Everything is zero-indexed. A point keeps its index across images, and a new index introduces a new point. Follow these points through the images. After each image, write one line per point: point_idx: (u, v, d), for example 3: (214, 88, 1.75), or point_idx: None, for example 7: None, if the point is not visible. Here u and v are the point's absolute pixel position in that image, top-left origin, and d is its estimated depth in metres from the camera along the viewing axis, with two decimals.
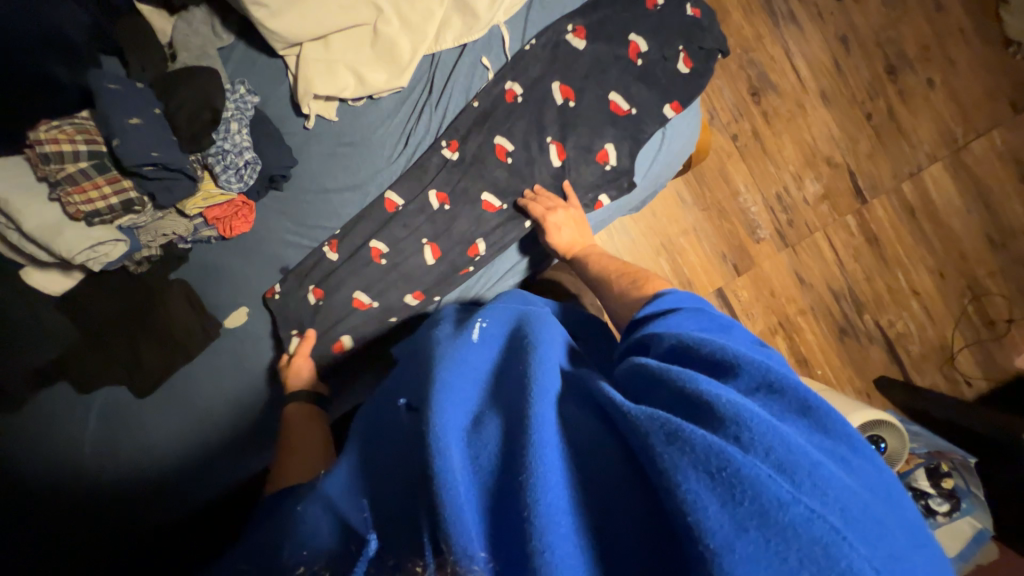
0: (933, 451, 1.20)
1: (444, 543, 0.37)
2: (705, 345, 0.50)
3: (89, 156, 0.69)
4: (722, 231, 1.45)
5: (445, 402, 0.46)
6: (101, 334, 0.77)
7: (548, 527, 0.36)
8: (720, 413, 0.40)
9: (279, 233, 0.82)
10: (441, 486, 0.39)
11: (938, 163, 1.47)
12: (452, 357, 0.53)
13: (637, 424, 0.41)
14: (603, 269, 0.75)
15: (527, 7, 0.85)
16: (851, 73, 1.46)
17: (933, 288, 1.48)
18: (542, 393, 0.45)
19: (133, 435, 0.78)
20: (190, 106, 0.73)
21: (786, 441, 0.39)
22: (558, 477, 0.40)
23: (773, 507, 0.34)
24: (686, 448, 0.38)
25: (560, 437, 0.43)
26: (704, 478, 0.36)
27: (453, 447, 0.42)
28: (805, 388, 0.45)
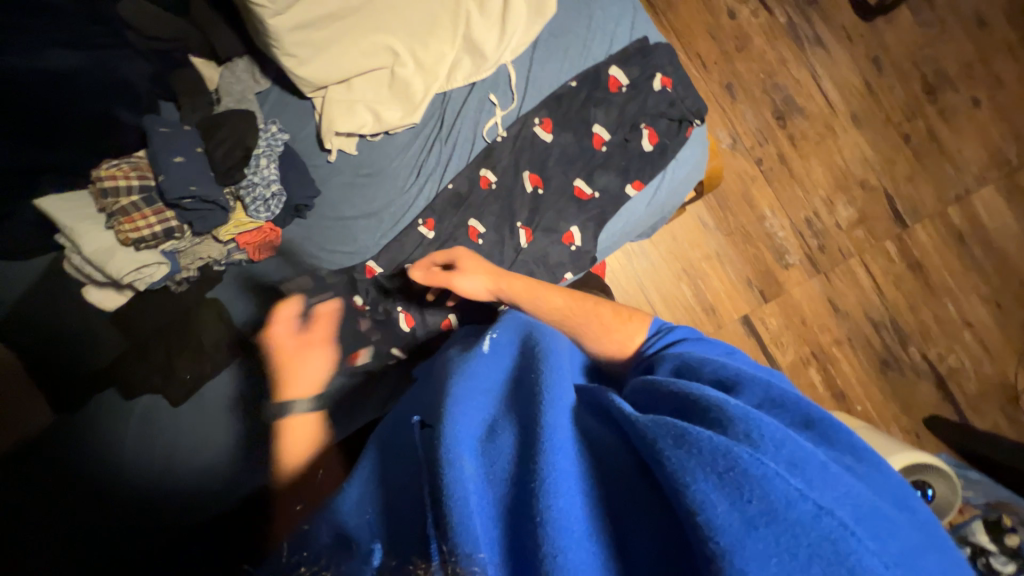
0: (992, 503, 1.08)
1: (450, 544, 0.36)
2: (706, 367, 0.54)
3: (139, 189, 0.80)
4: (747, 256, 1.41)
5: (460, 414, 0.46)
6: (144, 345, 0.85)
7: (565, 534, 0.37)
8: (728, 415, 0.40)
9: (301, 255, 0.89)
10: (454, 495, 0.39)
11: (988, 186, 1.37)
12: (466, 370, 0.55)
13: (645, 430, 0.41)
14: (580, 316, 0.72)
15: (533, 46, 0.89)
16: (884, 94, 1.40)
17: (989, 320, 1.36)
18: (554, 401, 0.46)
19: (164, 440, 0.83)
20: (227, 144, 0.83)
21: (796, 443, 0.39)
22: (571, 484, 0.40)
23: (782, 505, 0.34)
24: (693, 450, 0.37)
25: (575, 446, 0.44)
26: (712, 478, 0.35)
27: (465, 457, 0.42)
28: (810, 404, 0.47)
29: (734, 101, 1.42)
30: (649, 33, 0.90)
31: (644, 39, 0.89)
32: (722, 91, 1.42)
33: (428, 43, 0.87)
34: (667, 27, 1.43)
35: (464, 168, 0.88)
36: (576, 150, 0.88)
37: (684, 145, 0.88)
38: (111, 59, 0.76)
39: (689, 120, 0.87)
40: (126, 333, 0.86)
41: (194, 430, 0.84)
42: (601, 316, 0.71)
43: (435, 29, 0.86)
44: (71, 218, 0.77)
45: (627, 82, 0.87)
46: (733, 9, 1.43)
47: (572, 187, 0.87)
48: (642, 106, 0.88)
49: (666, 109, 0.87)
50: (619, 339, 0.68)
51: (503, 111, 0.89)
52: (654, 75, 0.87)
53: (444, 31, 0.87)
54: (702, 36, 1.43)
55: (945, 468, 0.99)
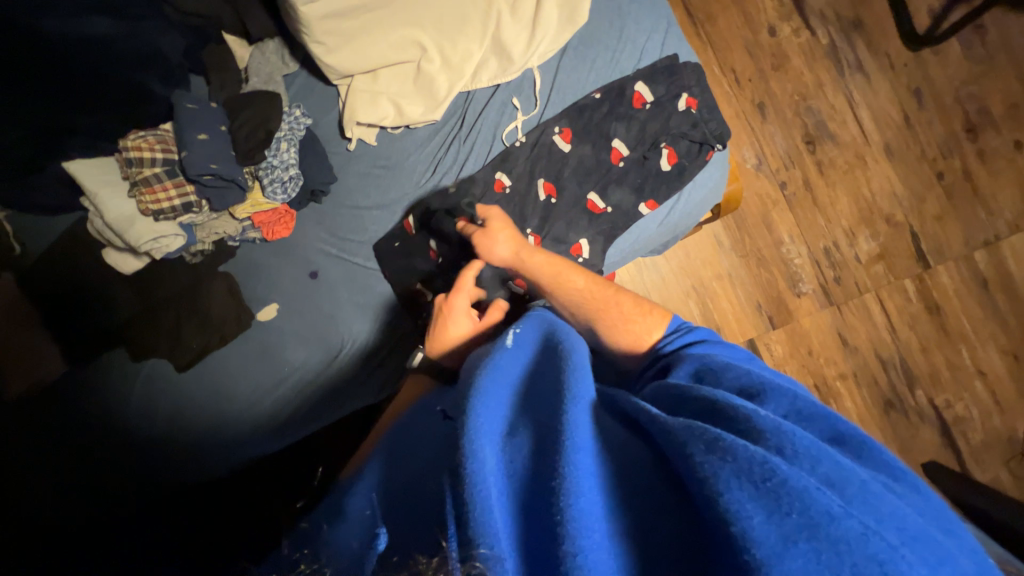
0: None
1: (472, 536, 0.37)
2: (731, 370, 0.57)
3: (163, 162, 0.82)
4: (760, 281, 1.39)
5: (483, 406, 0.46)
6: (154, 310, 0.88)
7: (584, 530, 0.37)
8: (758, 427, 0.41)
9: (313, 240, 0.91)
10: (473, 484, 0.39)
11: (1021, 233, 1.33)
12: (489, 364, 0.53)
13: (674, 434, 0.42)
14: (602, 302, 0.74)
15: (561, 53, 0.89)
16: (922, 129, 1.36)
17: (1003, 371, 1.32)
18: (576, 401, 0.47)
19: (166, 402, 0.88)
20: (249, 125, 0.84)
21: (834, 462, 0.39)
22: (592, 484, 0.40)
23: (825, 520, 0.34)
24: (727, 456, 0.38)
25: (597, 446, 0.44)
26: (748, 487, 0.36)
27: (486, 448, 0.42)
28: (842, 420, 0.48)
29: (764, 120, 1.39)
30: (680, 51, 0.89)
31: (674, 56, 0.88)
32: (753, 110, 1.39)
33: (457, 41, 0.86)
34: (704, 38, 1.40)
35: (479, 169, 0.88)
36: (592, 163, 0.87)
37: (703, 167, 0.86)
38: (149, 32, 0.79)
39: (710, 144, 0.86)
40: (137, 297, 0.88)
41: (203, 392, 0.88)
42: (622, 308, 0.72)
43: (465, 27, 0.86)
44: (95, 183, 0.79)
45: (652, 99, 0.86)
46: (774, 26, 1.39)
47: (584, 201, 0.87)
48: (665, 124, 0.87)
49: (688, 131, 0.86)
50: (636, 333, 0.70)
51: (525, 115, 0.89)
52: (680, 94, 0.86)
53: (474, 30, 0.86)
54: (739, 51, 1.39)
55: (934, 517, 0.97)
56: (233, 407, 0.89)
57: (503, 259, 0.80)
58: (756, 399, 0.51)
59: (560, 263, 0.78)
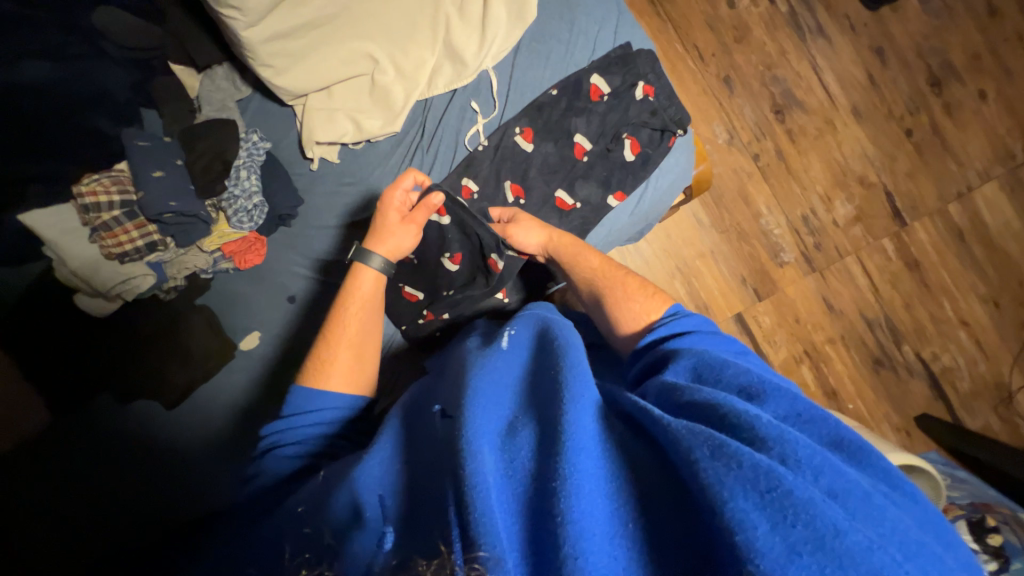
0: (978, 503, 1.09)
1: (473, 540, 0.39)
2: (730, 367, 0.55)
3: (121, 204, 0.80)
4: (742, 254, 1.40)
5: (480, 407, 0.49)
6: (135, 354, 0.87)
7: (584, 532, 0.39)
8: (762, 434, 0.43)
9: (287, 264, 0.90)
10: (473, 487, 0.42)
11: (992, 182, 1.34)
12: (485, 365, 0.56)
13: (679, 438, 0.43)
14: (617, 289, 0.76)
15: (514, 51, 0.88)
16: (887, 88, 1.36)
17: (986, 319, 1.34)
18: (574, 398, 0.47)
19: (163, 435, 0.87)
20: (204, 157, 0.83)
21: (838, 470, 0.41)
22: (590, 485, 0.42)
23: (830, 535, 0.36)
24: (732, 464, 0.40)
25: (597, 444, 0.46)
26: (753, 497, 0.38)
27: (484, 451, 0.45)
28: (838, 421, 0.48)
29: (731, 94, 1.39)
30: (633, 39, 0.88)
31: (627, 45, 0.87)
32: (720, 85, 1.39)
33: (407, 49, 0.85)
34: (665, 17, 1.39)
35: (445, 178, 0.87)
36: (557, 160, 0.87)
37: (667, 154, 0.86)
38: (87, 70, 0.78)
39: (671, 129, 0.85)
40: (117, 343, 0.87)
41: (200, 424, 0.88)
42: (626, 286, 0.75)
43: (415, 35, 0.85)
44: (54, 233, 0.79)
45: (609, 90, 0.86)
46: None
47: (552, 199, 0.86)
48: (624, 114, 0.86)
49: (648, 119, 0.86)
50: (637, 310, 0.72)
51: (485, 118, 0.88)
52: (636, 83, 0.86)
53: (423, 37, 0.85)
54: (700, 27, 1.38)
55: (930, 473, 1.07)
56: (229, 434, 0.88)
57: (535, 248, 0.84)
58: (757, 401, 0.50)
59: (580, 246, 0.83)
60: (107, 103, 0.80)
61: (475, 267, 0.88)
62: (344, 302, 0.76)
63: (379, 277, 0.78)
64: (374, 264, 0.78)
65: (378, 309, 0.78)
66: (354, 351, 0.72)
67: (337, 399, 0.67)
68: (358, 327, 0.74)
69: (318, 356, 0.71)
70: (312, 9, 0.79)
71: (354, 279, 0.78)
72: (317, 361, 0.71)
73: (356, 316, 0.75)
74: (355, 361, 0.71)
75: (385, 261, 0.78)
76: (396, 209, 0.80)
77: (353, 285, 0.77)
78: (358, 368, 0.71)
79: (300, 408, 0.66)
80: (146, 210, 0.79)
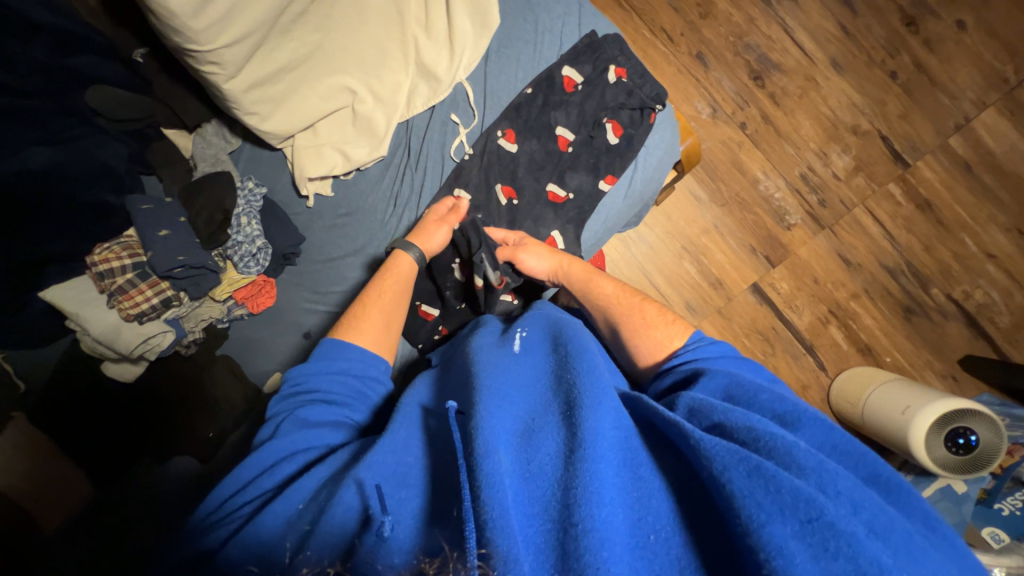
0: None
1: (484, 540, 0.41)
2: (762, 392, 0.59)
3: (133, 267, 0.83)
4: (746, 224, 1.38)
5: (492, 410, 0.53)
6: (163, 401, 0.89)
7: (603, 538, 0.42)
8: (805, 463, 0.47)
9: (298, 301, 0.93)
10: (488, 483, 0.44)
11: (989, 108, 1.31)
12: (494, 372, 0.62)
13: (716, 456, 0.47)
14: (623, 316, 0.77)
15: (484, 60, 0.90)
16: (862, 34, 1.35)
17: (1012, 248, 1.30)
18: (593, 408, 0.53)
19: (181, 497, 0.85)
20: (207, 211, 0.86)
21: (884, 513, 0.45)
22: (609, 493, 0.46)
23: (873, 571, 0.39)
24: (770, 485, 0.44)
25: (611, 452, 0.50)
26: (792, 524, 0.42)
27: (499, 451, 0.48)
28: (884, 464, 0.52)
29: (707, 69, 1.39)
30: (598, 28, 0.89)
31: (592, 33, 0.88)
32: (694, 62, 1.40)
33: (383, 75, 0.87)
34: (628, 8, 1.41)
35: (438, 193, 0.90)
36: (543, 156, 0.88)
37: (650, 131, 0.87)
38: (87, 148, 0.80)
39: (649, 107, 0.86)
40: (144, 390, 0.89)
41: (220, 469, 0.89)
42: (645, 313, 0.77)
43: (388, 61, 0.87)
44: (75, 304, 0.81)
45: (582, 80, 0.87)
46: None
47: (544, 193, 0.88)
48: (601, 100, 0.88)
49: (625, 100, 0.87)
50: (657, 338, 0.73)
51: (467, 128, 0.90)
52: (607, 67, 0.87)
53: (396, 61, 0.88)
54: (664, 10, 1.40)
55: (987, 412, 1.03)
56: None
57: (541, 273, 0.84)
58: (791, 427, 0.55)
59: (591, 270, 0.84)
60: (109, 177, 0.83)
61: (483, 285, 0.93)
62: (380, 277, 0.82)
63: (413, 265, 0.83)
64: (412, 254, 0.83)
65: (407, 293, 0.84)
66: (384, 318, 0.77)
67: (365, 356, 0.72)
68: (391, 298, 0.79)
69: (351, 316, 0.77)
70: (286, 52, 0.79)
71: (391, 261, 0.84)
72: (350, 320, 0.77)
73: (387, 290, 0.81)
74: (382, 327, 0.76)
75: (421, 254, 0.83)
76: (433, 213, 0.86)
77: (392, 266, 0.83)
78: (383, 336, 0.76)
79: (326, 355, 0.71)
80: (157, 267, 0.82)
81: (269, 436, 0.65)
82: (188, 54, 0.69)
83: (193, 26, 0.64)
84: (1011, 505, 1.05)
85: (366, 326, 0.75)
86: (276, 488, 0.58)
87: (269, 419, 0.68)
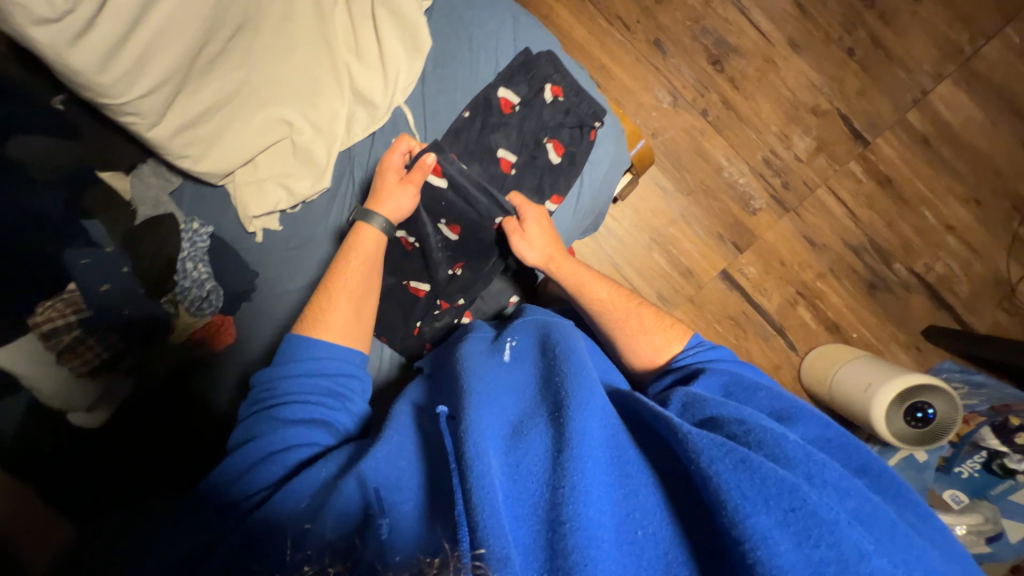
0: (996, 406, 1.16)
1: (477, 538, 0.44)
2: (761, 390, 0.67)
3: (78, 323, 0.81)
4: (713, 212, 1.39)
5: (482, 416, 0.56)
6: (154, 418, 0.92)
7: (589, 536, 0.45)
8: (792, 452, 0.52)
9: (261, 333, 0.93)
10: (479, 486, 0.47)
11: (946, 80, 1.31)
12: (481, 381, 0.64)
13: (705, 451, 0.50)
14: (612, 315, 0.84)
15: (421, 81, 0.89)
16: (819, 11, 1.33)
17: (970, 219, 1.32)
18: (580, 410, 0.56)
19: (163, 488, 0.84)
20: (149, 260, 0.86)
21: (870, 502, 0.50)
22: (596, 493, 0.49)
23: (853, 557, 0.43)
24: (755, 475, 0.47)
25: (598, 452, 0.53)
26: (776, 513, 0.45)
27: (489, 456, 0.51)
28: (872, 456, 0.60)
29: (665, 57, 1.37)
30: (533, 42, 0.88)
31: (526, 50, 0.87)
32: (651, 50, 1.37)
33: (319, 105, 0.85)
34: None
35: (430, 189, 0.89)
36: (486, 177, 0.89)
37: (592, 147, 0.89)
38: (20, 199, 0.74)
39: (588, 125, 0.88)
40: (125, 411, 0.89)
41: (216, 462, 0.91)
42: (642, 319, 0.83)
43: (322, 90, 0.84)
44: (23, 367, 0.78)
45: (518, 100, 0.87)
46: None
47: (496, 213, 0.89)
48: (539, 119, 0.88)
49: (564, 118, 0.88)
50: (656, 344, 0.80)
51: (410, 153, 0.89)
52: (543, 87, 0.87)
53: (330, 90, 0.85)
54: None
55: (945, 387, 1.07)
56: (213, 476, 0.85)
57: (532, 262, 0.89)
58: (788, 422, 0.63)
59: (584, 274, 0.89)
60: (47, 229, 0.77)
61: (478, 265, 0.95)
62: (345, 253, 0.84)
63: (379, 236, 0.84)
64: (375, 225, 0.83)
65: (377, 267, 0.86)
66: (353, 306, 0.80)
67: (335, 348, 0.75)
68: (357, 280, 0.82)
69: (316, 307, 0.79)
70: (210, 92, 0.77)
71: (355, 235, 0.85)
72: (318, 314, 0.78)
73: (357, 270, 0.83)
74: (352, 316, 0.79)
75: (385, 221, 0.84)
76: (394, 171, 0.84)
77: (354, 241, 0.84)
78: (354, 321, 0.79)
79: (296, 356, 0.73)
80: (104, 322, 0.83)
81: (248, 438, 0.69)
82: (107, 108, 0.69)
83: (102, 81, 0.65)
84: (970, 467, 1.14)
85: (330, 313, 0.78)
86: (270, 485, 0.63)
87: (245, 417, 0.73)
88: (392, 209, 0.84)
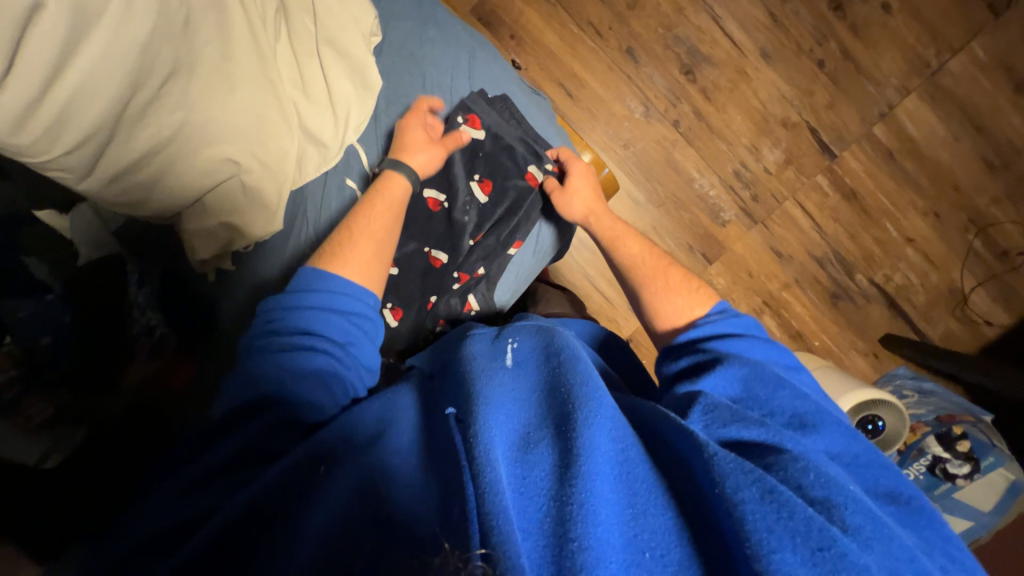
0: (940, 416, 1.23)
1: (490, 544, 0.39)
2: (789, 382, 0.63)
3: (21, 378, 0.72)
4: (683, 223, 1.40)
5: (491, 415, 0.50)
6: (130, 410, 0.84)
7: (599, 558, 0.40)
8: (816, 479, 0.48)
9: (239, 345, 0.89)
10: (490, 494, 0.42)
11: (912, 94, 1.32)
12: (486, 373, 0.57)
13: (731, 476, 0.46)
14: (642, 265, 0.87)
15: (374, 120, 0.95)
16: (791, 21, 1.31)
17: (929, 230, 1.36)
18: (594, 418, 0.49)
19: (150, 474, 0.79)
20: (96, 305, 0.80)
21: (900, 547, 0.45)
22: (608, 512, 0.43)
23: None
24: (784, 510, 0.43)
25: (611, 465, 0.47)
26: (804, 552, 0.41)
27: (499, 463, 0.45)
28: (902, 485, 0.56)
29: (638, 65, 1.34)
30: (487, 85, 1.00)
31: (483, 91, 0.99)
32: (623, 58, 1.34)
33: (267, 144, 0.84)
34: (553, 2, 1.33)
35: (462, 154, 0.97)
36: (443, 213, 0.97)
37: None
38: None
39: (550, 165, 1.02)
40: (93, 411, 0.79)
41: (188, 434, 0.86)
42: (669, 278, 0.84)
43: (270, 128, 0.84)
44: None
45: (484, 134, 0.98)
46: None
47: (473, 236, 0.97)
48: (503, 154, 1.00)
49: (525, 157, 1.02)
50: (679, 305, 0.80)
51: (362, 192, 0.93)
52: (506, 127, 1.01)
53: (279, 128, 0.85)
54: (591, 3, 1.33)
55: (895, 402, 1.13)
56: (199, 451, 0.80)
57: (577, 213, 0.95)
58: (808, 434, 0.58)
59: (621, 229, 0.93)
60: None
61: (498, 231, 0.96)
62: (371, 202, 0.85)
63: (407, 188, 0.87)
64: (403, 174, 0.87)
65: (398, 218, 0.86)
66: (373, 248, 0.80)
67: (350, 284, 0.74)
68: (381, 226, 0.83)
69: (335, 248, 0.78)
70: (144, 140, 0.75)
71: (383, 183, 0.87)
72: (336, 251, 0.78)
73: (381, 217, 0.84)
74: (370, 258, 0.79)
75: (413, 172, 0.88)
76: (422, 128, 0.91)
77: (384, 189, 0.86)
78: (372, 263, 0.79)
79: (308, 285, 0.72)
80: (49, 376, 0.74)
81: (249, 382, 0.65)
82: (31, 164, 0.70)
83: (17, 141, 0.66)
84: (915, 470, 1.20)
85: (351, 251, 0.78)
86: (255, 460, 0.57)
87: (246, 356, 0.70)
88: (423, 151, 0.89)
